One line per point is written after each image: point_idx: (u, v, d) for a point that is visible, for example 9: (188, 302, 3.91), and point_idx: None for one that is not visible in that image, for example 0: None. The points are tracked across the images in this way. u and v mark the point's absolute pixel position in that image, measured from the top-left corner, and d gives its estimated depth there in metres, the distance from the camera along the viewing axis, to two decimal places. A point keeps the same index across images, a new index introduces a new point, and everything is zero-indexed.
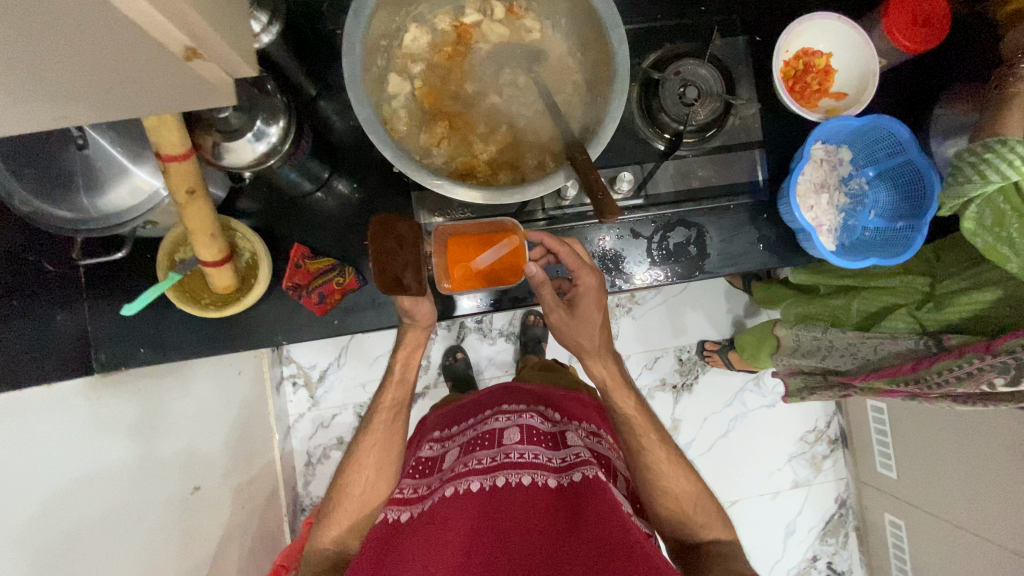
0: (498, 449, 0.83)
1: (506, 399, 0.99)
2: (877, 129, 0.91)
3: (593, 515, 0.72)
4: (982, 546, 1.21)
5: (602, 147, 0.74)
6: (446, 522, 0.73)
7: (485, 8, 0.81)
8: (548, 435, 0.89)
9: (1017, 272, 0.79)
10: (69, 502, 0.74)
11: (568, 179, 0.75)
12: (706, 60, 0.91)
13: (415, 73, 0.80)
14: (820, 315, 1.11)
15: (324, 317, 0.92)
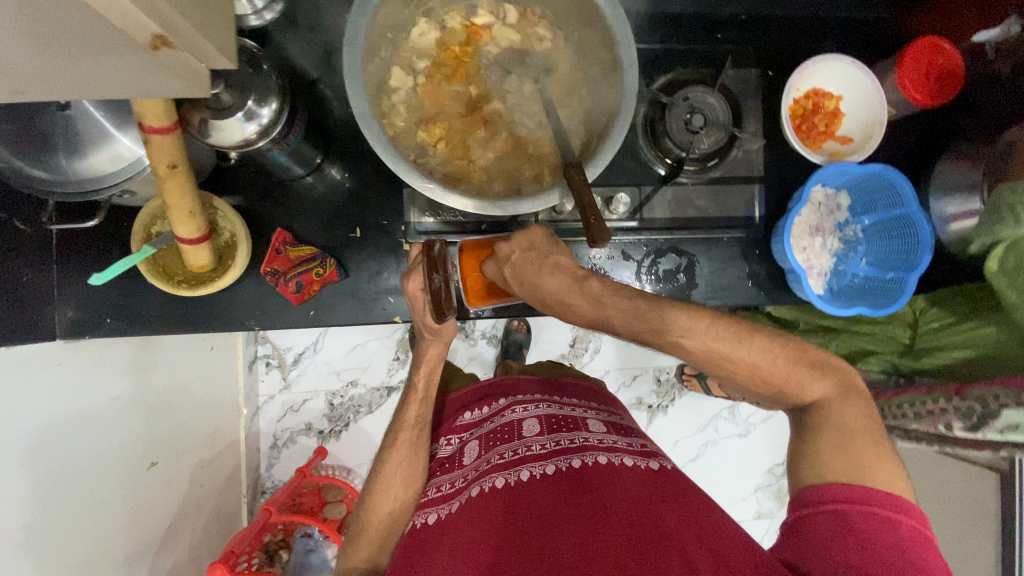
0: (518, 442, 0.78)
1: (520, 389, 0.92)
2: (876, 179, 0.91)
3: (622, 495, 0.65)
4: None
5: (602, 168, 0.71)
6: (473, 522, 0.67)
7: (497, 11, 0.80)
8: (569, 419, 0.82)
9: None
10: (18, 463, 0.72)
11: (564, 198, 0.73)
12: (716, 89, 0.91)
13: (419, 69, 0.78)
14: None
15: (300, 306, 0.89)
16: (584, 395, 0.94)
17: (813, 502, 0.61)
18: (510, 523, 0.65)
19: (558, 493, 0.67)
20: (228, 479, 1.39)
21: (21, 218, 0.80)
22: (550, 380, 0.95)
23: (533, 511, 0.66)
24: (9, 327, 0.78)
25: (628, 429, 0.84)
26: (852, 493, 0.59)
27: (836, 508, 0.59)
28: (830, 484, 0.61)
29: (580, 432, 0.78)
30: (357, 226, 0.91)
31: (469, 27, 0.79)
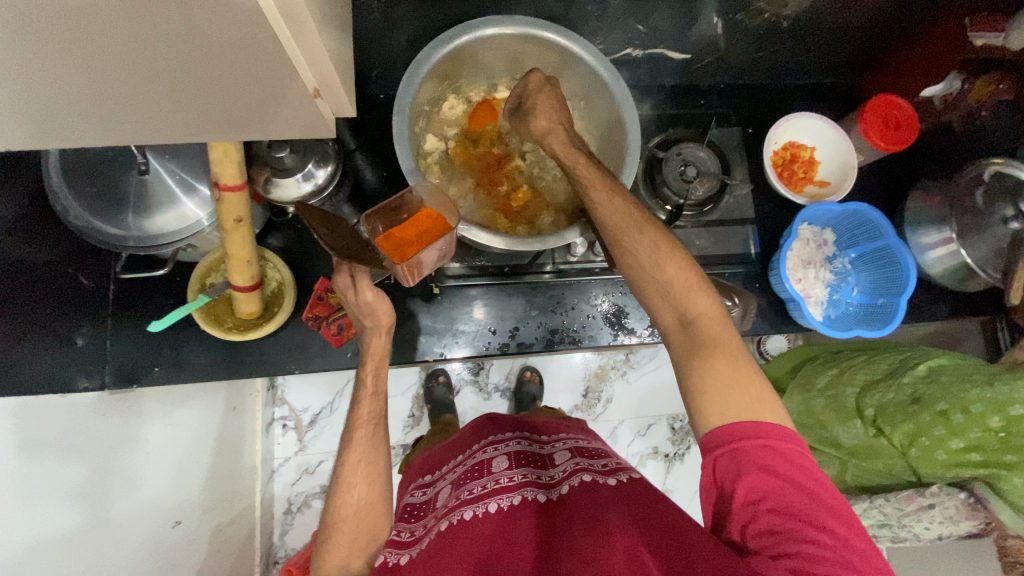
0: (488, 477, 0.76)
1: (493, 431, 0.92)
2: (856, 216, 1.01)
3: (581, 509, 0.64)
4: None
5: None
6: (444, 555, 0.63)
7: (515, 87, 0.94)
8: (538, 454, 0.81)
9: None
10: (60, 479, 0.69)
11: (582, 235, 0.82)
12: (705, 145, 1.03)
13: (450, 135, 0.91)
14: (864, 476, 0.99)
15: (338, 350, 0.97)
16: (552, 428, 0.93)
17: (721, 445, 0.57)
18: (476, 554, 0.62)
19: (521, 524, 0.66)
20: (244, 547, 1.36)
21: (88, 273, 0.90)
22: (523, 422, 0.96)
23: (500, 540, 0.63)
24: (77, 375, 0.84)
25: (595, 449, 0.83)
26: (748, 430, 0.56)
27: (731, 449, 0.56)
28: (726, 423, 0.58)
29: (548, 466, 0.77)
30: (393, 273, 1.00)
31: (491, 100, 0.93)
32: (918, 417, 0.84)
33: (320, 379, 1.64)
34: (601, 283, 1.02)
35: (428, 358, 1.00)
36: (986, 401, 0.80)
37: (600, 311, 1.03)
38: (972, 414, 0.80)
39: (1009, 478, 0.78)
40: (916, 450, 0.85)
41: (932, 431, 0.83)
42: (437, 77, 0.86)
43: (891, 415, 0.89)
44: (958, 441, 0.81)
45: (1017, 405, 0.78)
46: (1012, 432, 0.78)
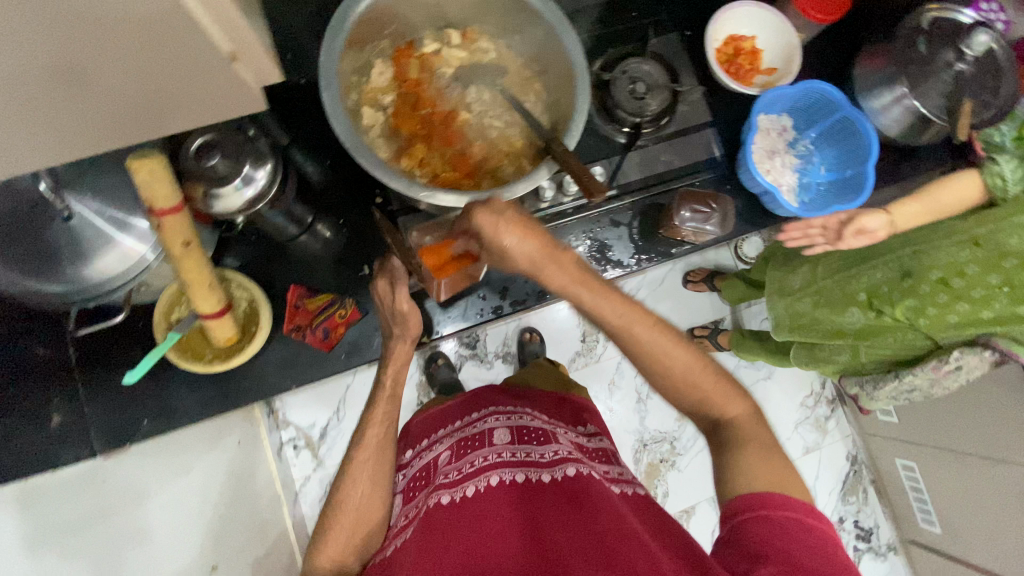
0: (489, 449, 0.78)
1: (497, 402, 0.93)
2: (811, 95, 1.01)
3: (592, 495, 0.68)
4: (999, 470, 1.31)
5: (577, 137, 0.75)
6: (446, 530, 0.66)
7: (441, 38, 0.87)
8: (540, 429, 0.83)
9: None
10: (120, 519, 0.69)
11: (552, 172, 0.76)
12: (647, 56, 1.01)
13: (386, 103, 0.84)
14: (889, 352, 1.02)
15: (331, 353, 0.91)
16: (549, 406, 0.96)
17: (744, 513, 0.59)
18: (479, 519, 0.67)
19: (521, 501, 0.69)
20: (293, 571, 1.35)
21: (40, 341, 0.85)
22: (513, 393, 0.98)
23: (501, 514, 0.67)
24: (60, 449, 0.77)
25: (597, 447, 0.86)
26: (773, 499, 0.58)
27: (758, 516, 0.57)
28: (759, 494, 0.59)
29: (550, 444, 0.79)
30: (364, 263, 0.93)
31: (419, 56, 0.86)
32: (918, 290, 0.91)
33: (318, 393, 1.60)
34: (578, 223, 0.99)
35: (427, 340, 0.94)
36: (979, 261, 0.86)
37: (583, 251, 0.99)
38: (969, 276, 0.86)
39: None
40: (931, 316, 0.90)
41: (935, 299, 0.89)
42: (358, 43, 0.79)
43: (887, 295, 0.95)
44: (962, 304, 0.87)
45: (1010, 257, 0.84)
46: (1015, 284, 0.83)
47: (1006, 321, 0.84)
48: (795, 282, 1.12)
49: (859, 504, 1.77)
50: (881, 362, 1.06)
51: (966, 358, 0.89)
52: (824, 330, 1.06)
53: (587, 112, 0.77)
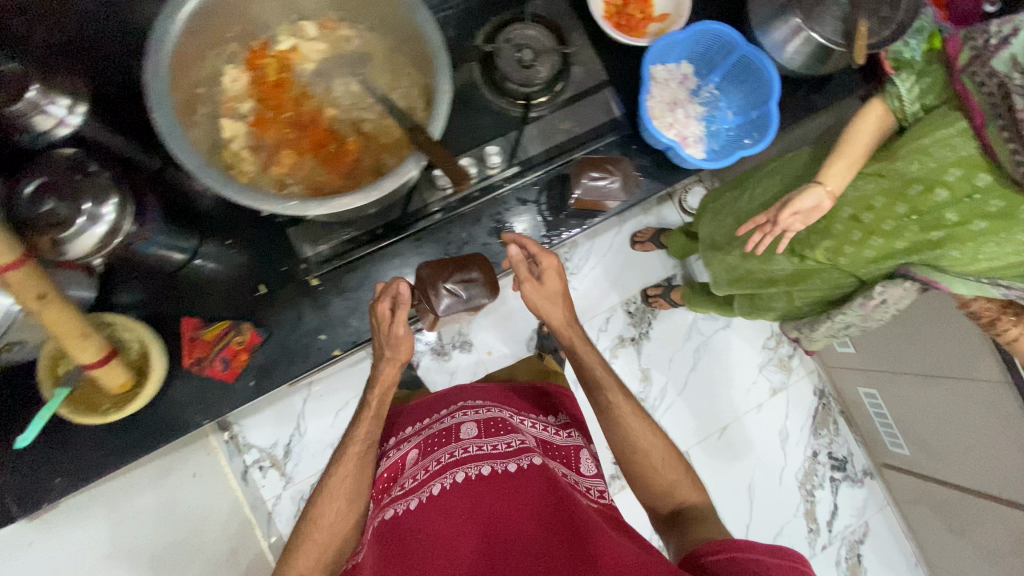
0: (456, 445, 0.76)
1: (467, 393, 0.90)
2: (706, 37, 0.96)
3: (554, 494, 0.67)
4: (954, 387, 1.32)
5: (442, 120, 0.69)
6: (426, 541, 0.65)
7: (297, 32, 0.81)
8: (507, 421, 0.81)
9: (961, 256, 0.76)
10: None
11: (421, 163, 0.69)
12: (531, 20, 0.95)
13: (245, 111, 0.78)
14: (819, 292, 0.99)
15: (238, 381, 0.85)
16: (517, 398, 0.94)
17: (706, 555, 0.63)
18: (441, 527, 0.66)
19: (498, 501, 0.68)
20: None
21: None
22: (480, 383, 0.96)
23: (464, 521, 0.66)
24: None
25: (564, 443, 0.84)
26: (742, 543, 0.61)
27: (726, 555, 0.60)
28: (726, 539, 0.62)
29: (517, 435, 0.77)
30: (260, 282, 0.87)
31: (276, 55, 0.80)
32: (833, 231, 0.88)
33: (278, 410, 1.58)
34: (484, 207, 0.95)
35: (338, 354, 0.88)
36: (886, 192, 0.82)
37: (491, 234, 0.94)
38: (878, 208, 0.83)
39: (946, 254, 0.77)
40: (851, 253, 0.86)
41: (850, 237, 0.86)
42: (196, 50, 0.72)
43: (808, 238, 0.92)
44: (875, 238, 0.83)
45: (916, 184, 0.78)
46: (923, 211, 0.78)
47: (919, 251, 0.80)
48: (721, 236, 1.10)
49: (831, 435, 1.80)
50: (815, 304, 1.03)
51: (890, 290, 0.86)
52: (760, 280, 1.04)
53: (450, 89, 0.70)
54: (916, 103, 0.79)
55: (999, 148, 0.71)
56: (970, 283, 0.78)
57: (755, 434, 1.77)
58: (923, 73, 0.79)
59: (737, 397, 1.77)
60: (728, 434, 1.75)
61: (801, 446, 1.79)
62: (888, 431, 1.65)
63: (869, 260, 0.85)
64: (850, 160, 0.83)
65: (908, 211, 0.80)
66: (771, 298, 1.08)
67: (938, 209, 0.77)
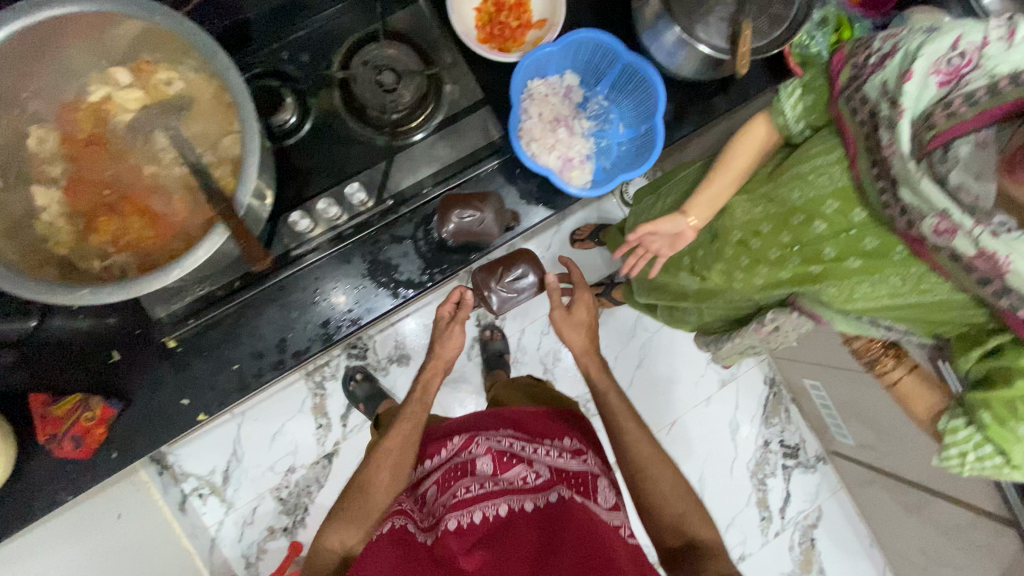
0: (474, 478, 0.71)
1: (481, 422, 0.85)
2: (585, 46, 0.88)
3: (584, 527, 0.63)
4: None
5: (250, 184, 0.64)
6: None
7: (110, 80, 0.73)
8: (521, 453, 0.76)
9: (833, 295, 0.71)
10: None
11: (229, 231, 0.64)
12: (391, 38, 0.87)
13: (58, 175, 0.72)
14: (724, 313, 0.93)
15: (99, 453, 0.82)
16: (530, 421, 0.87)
17: None
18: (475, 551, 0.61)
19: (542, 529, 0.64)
20: None
21: None
22: (494, 411, 0.89)
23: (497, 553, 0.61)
24: None
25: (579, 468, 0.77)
26: None
27: None
28: None
29: (531, 471, 0.73)
30: (112, 348, 0.82)
31: (89, 108, 0.72)
32: (724, 254, 0.81)
33: (214, 434, 1.50)
34: (354, 247, 0.87)
35: (205, 417, 0.85)
36: (771, 218, 0.75)
37: (362, 275, 0.87)
38: (764, 236, 0.76)
39: (822, 289, 0.71)
40: (738, 281, 0.80)
41: (740, 263, 0.79)
42: None
43: (705, 258, 0.85)
44: (761, 267, 0.76)
45: (798, 213, 0.72)
46: (804, 242, 0.72)
47: (799, 284, 0.74)
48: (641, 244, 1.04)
49: (783, 424, 1.77)
50: (725, 320, 0.97)
51: (782, 318, 0.79)
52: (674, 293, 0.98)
53: (262, 151, 0.65)
54: (800, 123, 0.72)
55: (869, 186, 0.66)
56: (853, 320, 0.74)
57: (703, 428, 1.74)
58: (808, 87, 0.71)
59: (684, 391, 1.75)
60: (676, 428, 1.73)
61: (751, 438, 1.75)
62: (833, 420, 1.62)
63: (755, 291, 0.79)
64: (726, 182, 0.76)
65: (790, 240, 0.73)
66: (685, 314, 1.02)
67: (819, 241, 0.71)
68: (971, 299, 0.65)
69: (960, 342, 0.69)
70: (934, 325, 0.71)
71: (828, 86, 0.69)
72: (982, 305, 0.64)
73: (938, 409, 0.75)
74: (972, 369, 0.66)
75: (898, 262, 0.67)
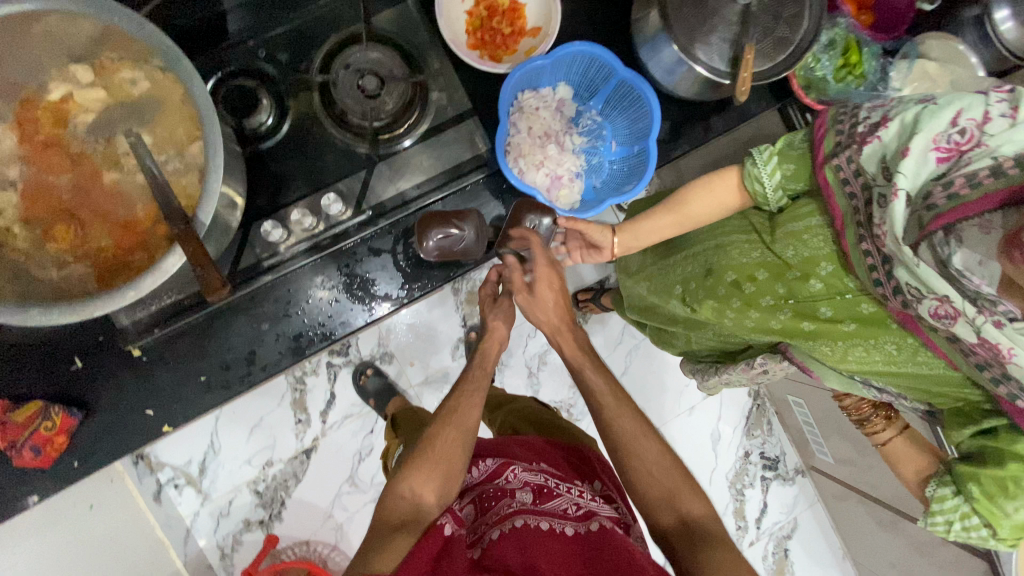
0: (515, 500, 0.70)
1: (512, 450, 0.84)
2: (578, 60, 0.84)
3: (621, 556, 0.61)
4: None
5: (210, 207, 0.62)
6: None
7: (70, 77, 0.69)
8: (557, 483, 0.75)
9: (828, 355, 0.72)
10: None
11: (183, 254, 0.62)
12: (373, 40, 0.83)
13: (14, 177, 0.68)
14: (713, 349, 0.94)
15: (59, 462, 0.79)
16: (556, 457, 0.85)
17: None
18: (514, 568, 0.60)
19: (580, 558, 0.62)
20: None
21: None
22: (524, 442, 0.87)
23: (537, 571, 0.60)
24: None
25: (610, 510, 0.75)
26: None
27: None
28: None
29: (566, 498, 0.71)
30: (75, 355, 0.80)
31: (48, 107, 0.68)
32: (716, 292, 0.78)
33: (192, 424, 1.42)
34: (328, 260, 0.83)
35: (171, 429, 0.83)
36: (766, 266, 0.75)
37: (338, 291, 0.84)
38: (759, 282, 0.75)
39: (816, 346, 0.72)
40: (727, 323, 0.79)
41: (730, 304, 0.76)
42: None
43: (694, 292, 0.82)
44: (752, 314, 0.75)
45: (795, 271, 0.73)
46: (799, 296, 0.72)
47: (791, 336, 0.74)
48: (637, 262, 0.99)
49: (764, 436, 1.77)
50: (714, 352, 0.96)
51: (770, 363, 0.81)
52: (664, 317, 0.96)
53: (224, 169, 0.62)
54: (779, 190, 0.72)
55: (854, 250, 0.66)
56: (844, 377, 0.76)
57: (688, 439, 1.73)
58: (785, 155, 0.71)
59: (668, 400, 1.74)
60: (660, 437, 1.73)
61: (732, 449, 1.75)
62: (813, 436, 1.62)
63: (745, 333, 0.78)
64: (670, 229, 0.81)
65: (784, 291, 0.73)
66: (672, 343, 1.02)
67: (813, 301, 0.71)
68: (963, 379, 0.66)
69: (953, 416, 0.69)
70: (930, 396, 0.70)
71: (810, 153, 0.69)
72: (977, 385, 0.65)
73: (924, 473, 0.79)
74: (965, 442, 0.68)
75: (893, 331, 0.67)
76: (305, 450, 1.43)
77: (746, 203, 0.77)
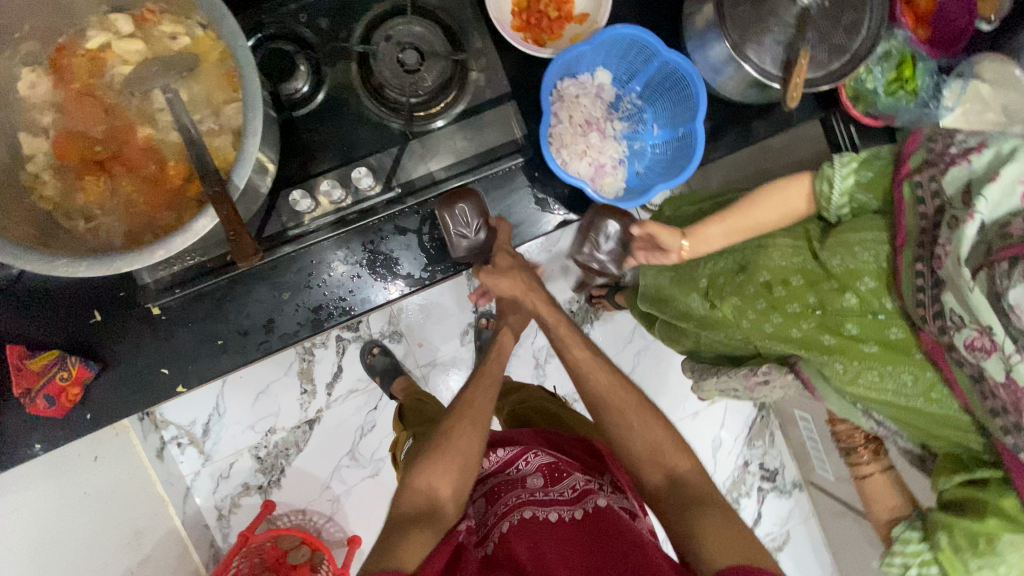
0: (522, 490, 0.72)
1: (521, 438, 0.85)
2: (625, 42, 0.82)
3: (624, 540, 0.64)
4: None
5: (245, 170, 0.61)
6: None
7: (110, 26, 0.67)
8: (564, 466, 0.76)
9: (841, 371, 0.70)
10: None
11: (216, 217, 0.61)
12: (418, 13, 0.82)
13: (47, 124, 0.67)
14: (716, 357, 0.92)
15: (71, 413, 0.79)
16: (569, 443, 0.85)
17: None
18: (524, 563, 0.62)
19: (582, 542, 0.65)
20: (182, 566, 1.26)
21: None
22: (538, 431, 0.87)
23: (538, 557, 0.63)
24: None
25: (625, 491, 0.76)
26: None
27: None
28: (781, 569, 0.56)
29: (571, 482, 0.73)
30: (95, 307, 0.79)
31: (87, 54, 0.67)
32: (744, 290, 0.77)
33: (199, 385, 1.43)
34: (356, 232, 0.82)
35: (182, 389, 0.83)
36: (804, 275, 0.73)
37: (362, 265, 0.83)
38: (792, 288, 0.73)
39: (831, 363, 0.71)
40: (751, 329, 0.77)
41: (754, 306, 0.75)
42: None
43: (721, 288, 0.80)
44: (776, 318, 0.74)
45: (833, 281, 0.71)
46: (828, 309, 0.71)
47: (808, 349, 0.73)
48: None
49: (765, 447, 1.76)
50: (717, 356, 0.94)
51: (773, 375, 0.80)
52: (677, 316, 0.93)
53: (261, 134, 0.61)
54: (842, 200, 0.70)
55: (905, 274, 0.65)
56: (845, 402, 0.77)
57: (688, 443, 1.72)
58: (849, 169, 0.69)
59: (672, 403, 1.72)
60: None
61: (731, 457, 1.75)
62: (817, 453, 1.61)
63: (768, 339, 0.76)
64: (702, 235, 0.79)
65: (815, 302, 0.72)
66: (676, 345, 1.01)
67: (842, 316, 0.70)
68: (972, 424, 0.66)
69: (947, 460, 0.70)
70: (929, 437, 0.71)
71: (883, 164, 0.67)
72: (981, 433, 0.66)
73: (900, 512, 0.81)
74: (949, 491, 0.68)
75: (915, 362, 0.67)
76: (308, 420, 1.44)
77: (783, 212, 0.75)
